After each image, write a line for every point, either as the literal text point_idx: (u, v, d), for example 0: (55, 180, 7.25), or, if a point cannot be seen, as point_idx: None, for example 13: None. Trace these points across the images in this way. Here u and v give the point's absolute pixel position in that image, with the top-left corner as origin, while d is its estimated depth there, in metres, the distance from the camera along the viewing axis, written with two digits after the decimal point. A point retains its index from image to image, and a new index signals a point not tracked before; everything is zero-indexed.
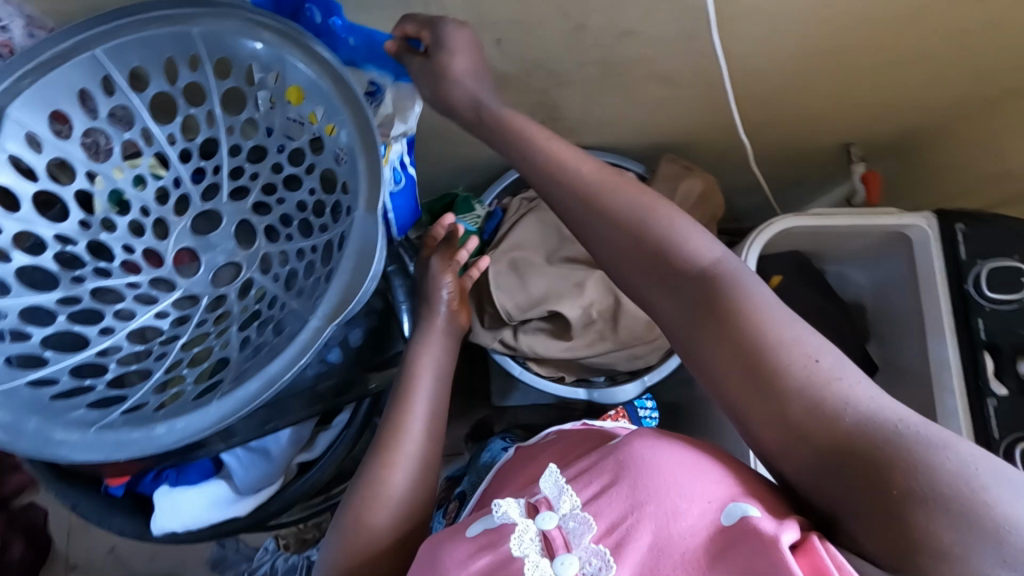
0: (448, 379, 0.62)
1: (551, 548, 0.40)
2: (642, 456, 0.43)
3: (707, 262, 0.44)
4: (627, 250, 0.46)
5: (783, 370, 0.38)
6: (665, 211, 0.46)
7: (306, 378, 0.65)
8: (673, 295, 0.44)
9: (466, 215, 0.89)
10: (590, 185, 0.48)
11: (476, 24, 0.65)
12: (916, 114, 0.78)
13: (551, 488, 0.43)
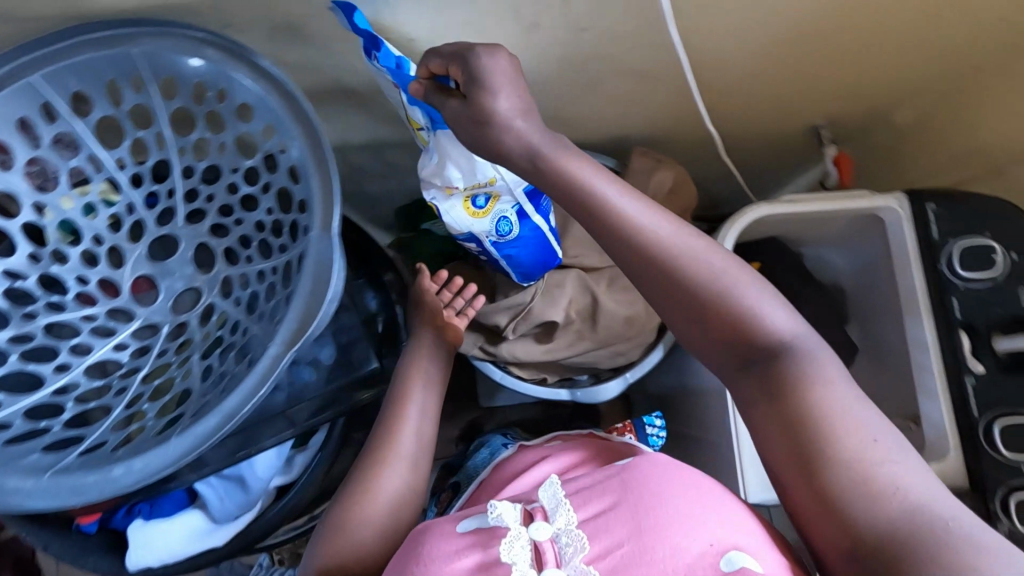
0: (438, 388, 0.64)
1: (541, 558, 0.44)
2: (647, 482, 0.47)
3: (785, 338, 0.45)
4: (701, 313, 0.47)
5: (826, 437, 0.41)
6: (749, 281, 0.47)
7: (276, 402, 0.59)
8: (727, 357, 0.46)
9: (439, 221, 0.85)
10: (660, 248, 0.46)
11: (421, 24, 0.62)
12: (878, 97, 0.79)
13: (550, 500, 0.47)
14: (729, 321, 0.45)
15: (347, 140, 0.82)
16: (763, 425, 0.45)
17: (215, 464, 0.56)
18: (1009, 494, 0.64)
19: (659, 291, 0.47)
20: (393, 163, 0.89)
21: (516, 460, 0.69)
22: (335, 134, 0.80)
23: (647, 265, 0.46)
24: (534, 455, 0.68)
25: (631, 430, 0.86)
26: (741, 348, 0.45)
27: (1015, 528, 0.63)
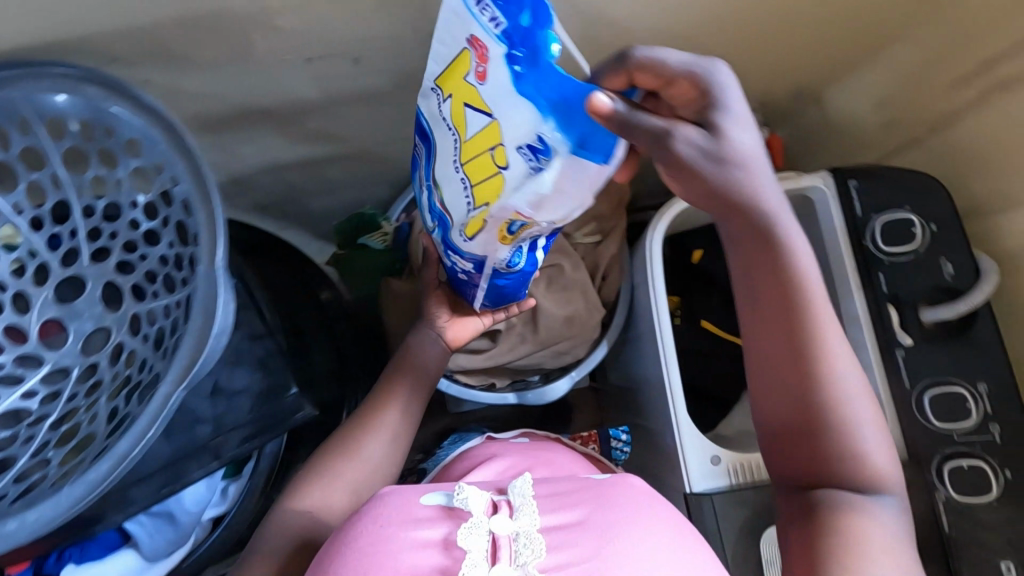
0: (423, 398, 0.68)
1: (494, 554, 0.45)
2: (614, 503, 0.49)
3: (870, 472, 0.48)
4: (794, 411, 0.49)
5: (852, 528, 0.46)
6: (859, 411, 0.48)
7: (200, 436, 0.56)
8: (796, 409, 0.49)
9: (373, 235, 0.84)
10: (819, 343, 0.48)
11: None
12: (800, 75, 0.79)
13: (517, 497, 0.48)
14: (819, 395, 0.48)
15: (276, 159, 0.79)
16: (795, 453, 0.50)
17: (142, 502, 0.55)
18: (945, 462, 0.64)
19: (773, 347, 0.49)
20: (326, 183, 0.88)
21: (482, 448, 0.72)
22: (259, 155, 0.78)
23: (796, 326, 0.48)
24: (499, 449, 0.71)
25: (595, 442, 0.89)
26: (821, 411, 0.48)
27: (951, 495, 0.63)
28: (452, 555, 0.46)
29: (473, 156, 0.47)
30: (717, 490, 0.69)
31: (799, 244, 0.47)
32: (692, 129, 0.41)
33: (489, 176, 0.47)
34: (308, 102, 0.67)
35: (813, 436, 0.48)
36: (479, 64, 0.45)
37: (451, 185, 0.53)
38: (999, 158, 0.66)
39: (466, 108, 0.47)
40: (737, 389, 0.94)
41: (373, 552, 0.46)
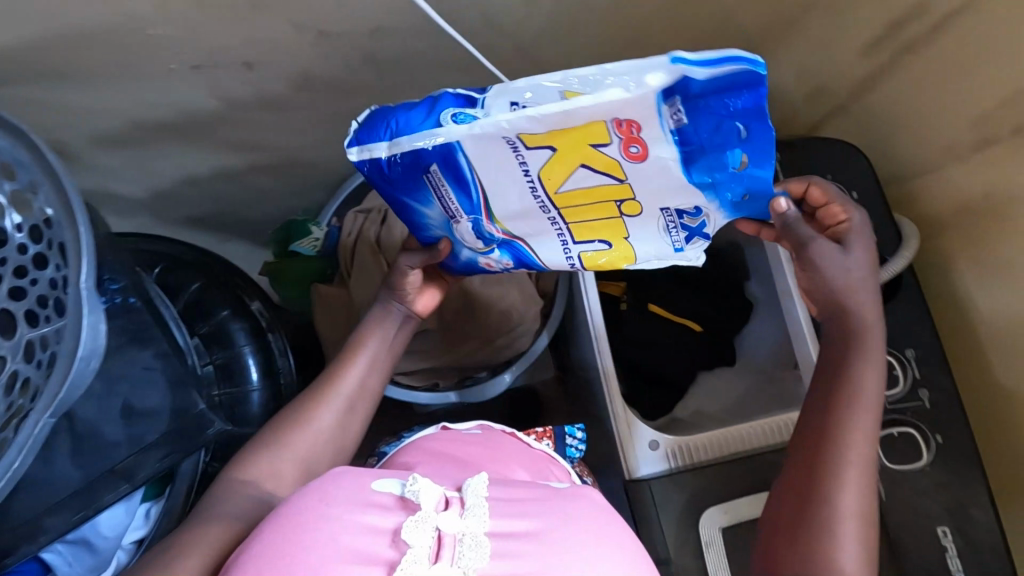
0: (380, 377, 0.63)
1: (436, 553, 0.38)
2: (576, 517, 0.41)
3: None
4: (798, 493, 0.49)
5: None
6: (847, 525, 0.46)
7: (111, 458, 0.55)
8: (798, 497, 0.49)
9: (303, 241, 0.84)
10: (852, 439, 0.48)
11: (206, 52, 0.59)
12: (723, 52, 0.77)
13: (472, 495, 0.42)
14: (819, 485, 0.48)
15: (196, 172, 0.78)
16: (772, 548, 0.49)
17: (59, 530, 0.53)
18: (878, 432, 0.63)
19: (818, 419, 0.50)
20: (255, 193, 0.85)
21: (433, 439, 0.61)
22: (176, 168, 0.76)
23: (840, 418, 0.49)
24: (453, 443, 0.60)
25: (550, 438, 0.74)
26: (817, 508, 0.47)
27: (887, 464, 0.63)
28: (396, 547, 0.38)
29: (592, 203, 0.48)
30: (656, 475, 0.69)
31: (871, 375, 0.50)
32: (826, 249, 0.51)
33: (602, 218, 0.49)
34: (209, 111, 0.67)
35: (812, 530, 0.47)
36: (628, 140, 0.43)
37: (535, 222, 0.50)
38: (910, 122, 0.65)
39: (580, 167, 0.45)
40: (690, 374, 0.91)
41: (311, 532, 0.38)
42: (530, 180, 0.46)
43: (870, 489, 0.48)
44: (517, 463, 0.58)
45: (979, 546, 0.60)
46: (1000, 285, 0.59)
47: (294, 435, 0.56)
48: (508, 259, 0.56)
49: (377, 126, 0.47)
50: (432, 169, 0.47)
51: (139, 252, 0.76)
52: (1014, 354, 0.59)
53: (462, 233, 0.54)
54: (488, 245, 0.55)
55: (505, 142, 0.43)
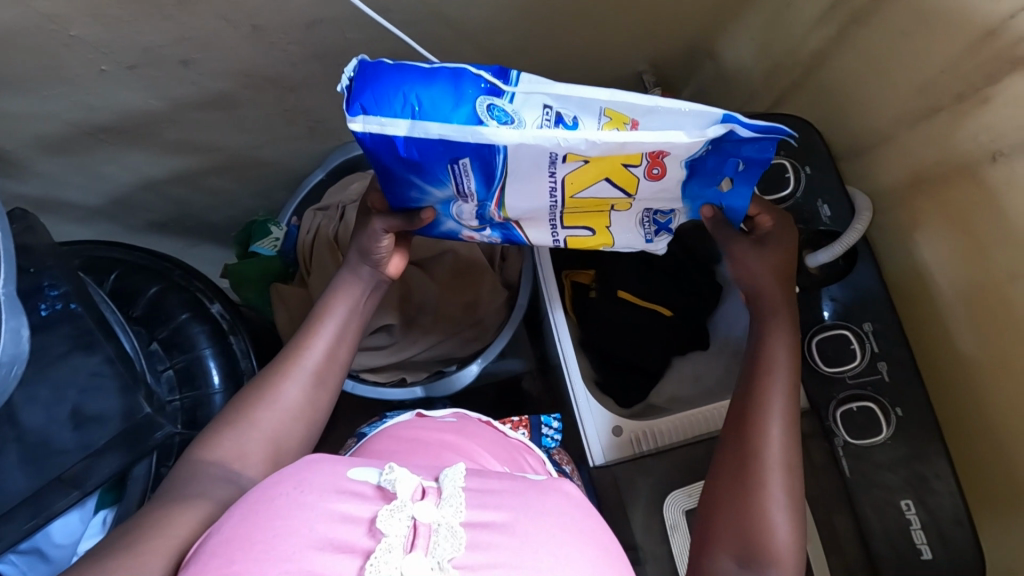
0: (351, 344, 0.60)
1: (411, 543, 0.36)
2: (550, 510, 0.40)
3: (771, 502, 0.53)
4: (734, 435, 0.57)
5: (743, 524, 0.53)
6: (772, 458, 0.55)
7: (64, 464, 0.56)
8: (736, 458, 0.56)
9: (264, 241, 0.85)
10: (772, 386, 0.58)
11: (143, 52, 0.59)
12: (673, 28, 0.79)
13: (448, 486, 0.41)
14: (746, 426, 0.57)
15: (150, 175, 0.77)
16: (713, 506, 0.56)
17: (11, 540, 0.54)
18: (838, 408, 0.63)
19: (744, 392, 0.59)
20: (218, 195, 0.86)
21: (408, 425, 0.59)
22: (127, 173, 0.75)
23: (760, 387, 0.58)
24: (427, 430, 0.58)
25: (524, 427, 0.73)
26: (754, 465, 0.55)
27: (848, 440, 0.63)
28: (371, 536, 0.37)
29: (588, 197, 0.52)
30: (627, 459, 0.69)
31: (782, 350, 0.59)
32: (738, 250, 0.61)
33: (591, 209, 0.54)
34: (152, 112, 0.67)
35: (748, 486, 0.54)
36: (651, 165, 0.49)
37: (534, 214, 0.54)
38: (858, 94, 0.65)
39: (603, 179, 0.50)
40: (661, 359, 0.85)
41: (285, 519, 0.37)
42: (551, 180, 0.50)
43: (795, 448, 0.56)
44: (493, 450, 0.58)
45: (941, 518, 0.59)
46: (956, 253, 0.58)
47: (261, 412, 0.52)
48: (498, 238, 0.59)
49: (393, 100, 0.45)
50: (461, 162, 0.48)
51: (93, 259, 0.75)
52: (970, 323, 0.58)
53: (461, 214, 0.55)
54: (482, 225, 0.57)
55: (541, 159, 0.47)
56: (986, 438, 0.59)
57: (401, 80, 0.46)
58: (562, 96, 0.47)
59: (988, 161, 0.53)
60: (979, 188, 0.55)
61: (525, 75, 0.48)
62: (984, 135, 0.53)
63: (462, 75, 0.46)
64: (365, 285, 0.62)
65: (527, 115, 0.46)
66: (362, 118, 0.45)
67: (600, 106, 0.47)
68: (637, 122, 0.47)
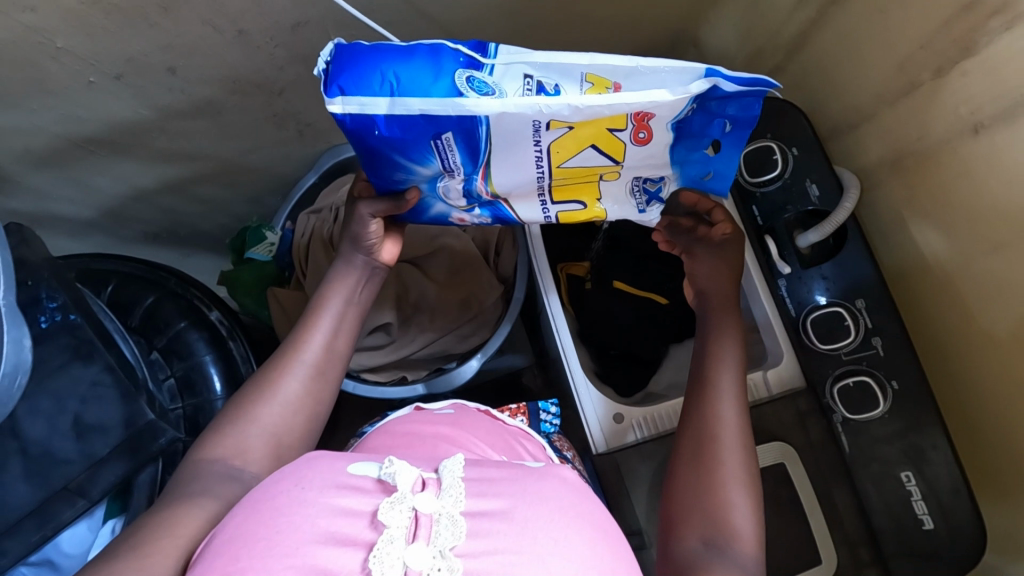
0: (348, 336, 0.60)
1: (413, 533, 0.37)
2: (548, 494, 0.41)
3: (731, 483, 0.54)
4: (691, 423, 0.58)
5: (704, 507, 0.53)
6: (728, 441, 0.56)
7: (67, 475, 0.57)
8: (696, 442, 0.57)
9: (259, 247, 0.85)
10: (723, 375, 0.60)
11: (131, 63, 0.60)
12: (655, 17, 0.80)
13: (447, 477, 0.41)
14: (701, 411, 0.58)
15: (141, 186, 0.77)
16: (675, 491, 0.56)
17: (18, 551, 0.55)
18: (835, 385, 0.65)
19: (699, 384, 0.60)
20: (211, 203, 0.86)
21: (404, 420, 0.60)
22: (118, 184, 0.76)
23: (713, 379, 0.60)
24: (424, 423, 0.59)
25: (524, 414, 0.73)
26: (712, 448, 0.56)
27: (847, 415, 0.64)
28: (373, 528, 0.37)
29: (576, 167, 0.53)
30: (626, 445, 0.70)
31: (731, 348, 0.62)
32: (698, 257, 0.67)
33: (581, 179, 0.55)
34: (141, 121, 0.68)
35: (708, 468, 0.55)
36: (637, 129, 0.49)
37: (522, 189, 0.55)
38: (840, 72, 0.65)
39: (591, 148, 0.51)
40: (660, 347, 0.86)
41: (287, 516, 0.37)
42: (537, 149, 0.50)
43: (749, 436, 0.57)
44: (489, 439, 0.58)
45: (939, 488, 0.60)
46: (938, 223, 0.59)
47: (260, 408, 0.53)
48: (488, 216, 0.59)
49: (371, 78, 0.45)
50: (444, 136, 0.48)
51: (91, 270, 0.76)
52: (958, 294, 0.59)
53: (448, 192, 0.55)
54: (470, 204, 0.57)
55: (527, 130, 0.48)
56: (976, 405, 0.60)
57: (379, 58, 0.46)
58: (543, 64, 0.47)
59: (970, 133, 0.54)
60: (958, 161, 0.56)
61: (504, 48, 0.48)
62: (964, 108, 0.54)
63: (440, 51, 0.46)
64: (357, 273, 0.62)
65: (507, 87, 0.47)
66: (341, 99, 0.45)
67: (580, 71, 0.47)
68: (619, 85, 0.47)
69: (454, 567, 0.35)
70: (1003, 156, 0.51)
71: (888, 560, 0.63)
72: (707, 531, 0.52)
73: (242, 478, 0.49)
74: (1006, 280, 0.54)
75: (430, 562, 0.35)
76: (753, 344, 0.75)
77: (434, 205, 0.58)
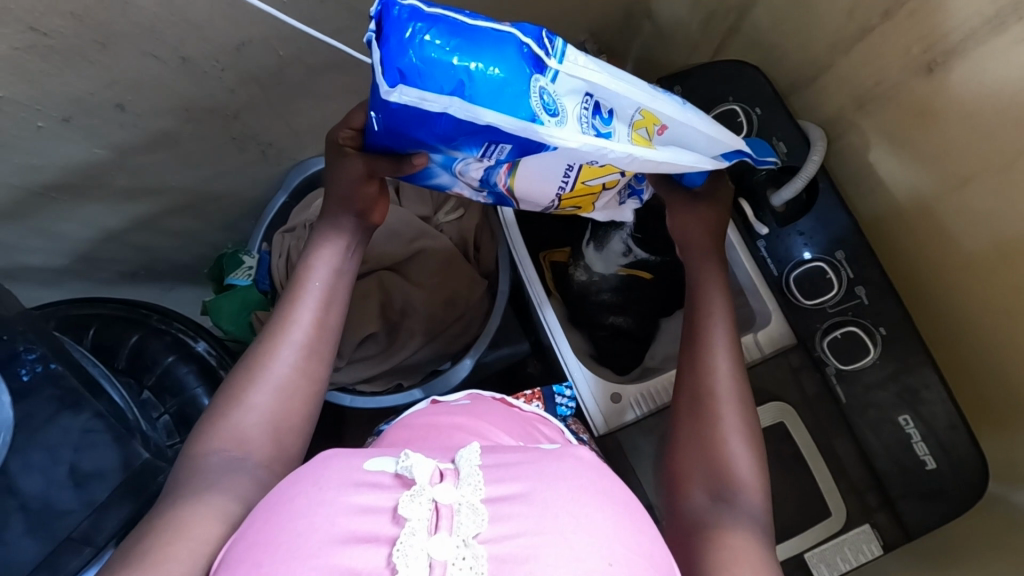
0: (338, 303, 0.58)
1: (435, 524, 0.37)
2: (564, 475, 0.41)
3: (728, 432, 0.54)
4: (687, 373, 0.58)
5: (711, 459, 0.54)
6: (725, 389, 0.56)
7: (69, 525, 0.56)
8: (694, 398, 0.57)
9: (238, 272, 0.85)
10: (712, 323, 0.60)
11: (81, 103, 0.59)
12: None
13: (466, 466, 0.41)
14: (698, 361, 0.58)
15: (109, 228, 0.77)
16: (681, 448, 0.56)
17: None
18: (824, 339, 0.65)
19: (692, 334, 0.60)
20: (185, 236, 0.85)
21: (421, 414, 0.59)
22: (85, 228, 0.75)
23: (702, 332, 0.59)
24: (440, 414, 0.58)
25: (538, 399, 0.70)
26: (710, 402, 0.56)
27: (839, 367, 0.64)
28: (394, 523, 0.37)
29: (592, 182, 0.56)
30: (625, 425, 0.71)
31: (716, 294, 0.61)
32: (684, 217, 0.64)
33: (583, 191, 0.57)
34: (98, 162, 0.67)
35: (707, 421, 0.55)
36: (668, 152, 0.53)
37: (539, 190, 0.56)
38: (791, 29, 0.65)
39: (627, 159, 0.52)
40: (650, 323, 0.84)
41: (308, 517, 0.37)
42: (569, 166, 0.52)
43: (744, 378, 0.58)
44: (506, 426, 0.57)
45: (937, 426, 0.61)
46: (910, 165, 0.59)
47: (257, 392, 0.52)
48: (489, 199, 0.61)
49: (441, 69, 0.43)
50: (500, 145, 0.47)
51: (69, 318, 0.75)
52: (932, 230, 0.60)
53: (463, 171, 0.54)
54: (481, 188, 0.57)
55: (579, 158, 0.50)
56: (966, 340, 0.60)
57: (444, 42, 0.43)
58: (604, 87, 0.48)
59: (925, 71, 0.54)
60: (919, 98, 0.55)
61: (568, 52, 0.48)
62: (917, 47, 0.54)
63: (507, 43, 0.45)
64: (348, 239, 0.60)
65: (567, 103, 0.48)
66: (401, 89, 0.42)
67: (637, 105, 0.50)
68: (666, 125, 0.52)
69: (478, 553, 0.35)
70: (959, 89, 0.52)
71: (897, 503, 0.63)
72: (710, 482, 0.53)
73: (249, 467, 0.48)
74: (976, 215, 0.55)
75: (454, 551, 0.35)
76: (740, 307, 0.74)
77: (440, 178, 0.56)
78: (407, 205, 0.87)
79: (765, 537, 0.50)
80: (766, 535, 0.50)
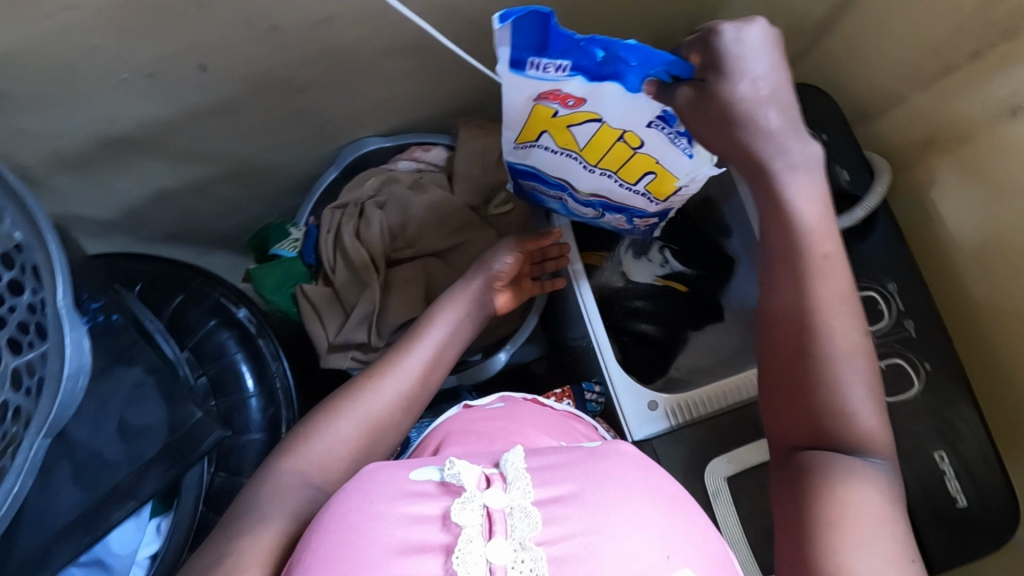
0: (439, 366, 0.61)
1: (489, 530, 0.37)
2: (613, 474, 0.41)
3: (840, 391, 0.47)
4: (784, 319, 0.50)
5: (823, 410, 0.47)
6: (829, 340, 0.48)
7: (110, 479, 0.57)
8: (793, 350, 0.49)
9: (284, 243, 0.86)
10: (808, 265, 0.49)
11: (165, 58, 0.59)
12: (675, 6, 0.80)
13: (512, 470, 0.41)
14: (796, 310, 0.49)
15: (162, 186, 0.77)
16: (787, 400, 0.50)
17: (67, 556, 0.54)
18: None
19: (790, 276, 0.50)
20: (232, 203, 0.86)
21: (460, 418, 0.59)
22: (139, 185, 0.75)
23: (799, 274, 0.49)
24: (479, 419, 0.58)
25: (569, 397, 0.75)
26: (812, 360, 0.48)
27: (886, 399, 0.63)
28: (448, 531, 0.38)
29: (602, 150, 0.58)
30: (659, 432, 0.71)
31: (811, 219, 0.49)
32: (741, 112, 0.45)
33: (622, 156, 0.58)
34: (167, 118, 0.67)
35: (809, 378, 0.48)
36: (563, 102, 0.51)
37: (603, 184, 0.64)
38: (865, 60, 0.66)
39: (570, 128, 0.56)
40: (679, 333, 0.84)
41: (363, 528, 0.38)
42: (566, 156, 0.60)
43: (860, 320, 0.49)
44: (545, 427, 0.58)
45: (973, 463, 0.61)
46: (976, 206, 0.60)
47: (340, 422, 0.54)
48: (619, 215, 0.70)
49: None
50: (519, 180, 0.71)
51: (119, 271, 0.76)
52: (988, 269, 0.60)
53: (575, 207, 0.72)
54: (599, 208, 0.70)
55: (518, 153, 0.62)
56: (1010, 382, 0.61)
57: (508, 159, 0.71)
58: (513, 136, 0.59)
59: (1008, 115, 0.54)
60: (997, 141, 0.56)
61: None
62: (1001, 90, 0.54)
63: None
64: (465, 308, 0.66)
65: (511, 155, 0.63)
66: None
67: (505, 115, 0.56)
68: (539, 101, 0.52)
69: (536, 556, 0.36)
70: None
71: None
72: (823, 440, 0.47)
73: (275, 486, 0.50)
74: None
75: (512, 555, 0.36)
76: None
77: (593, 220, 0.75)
78: (459, 191, 0.85)
79: (896, 496, 0.45)
80: (895, 491, 0.45)
